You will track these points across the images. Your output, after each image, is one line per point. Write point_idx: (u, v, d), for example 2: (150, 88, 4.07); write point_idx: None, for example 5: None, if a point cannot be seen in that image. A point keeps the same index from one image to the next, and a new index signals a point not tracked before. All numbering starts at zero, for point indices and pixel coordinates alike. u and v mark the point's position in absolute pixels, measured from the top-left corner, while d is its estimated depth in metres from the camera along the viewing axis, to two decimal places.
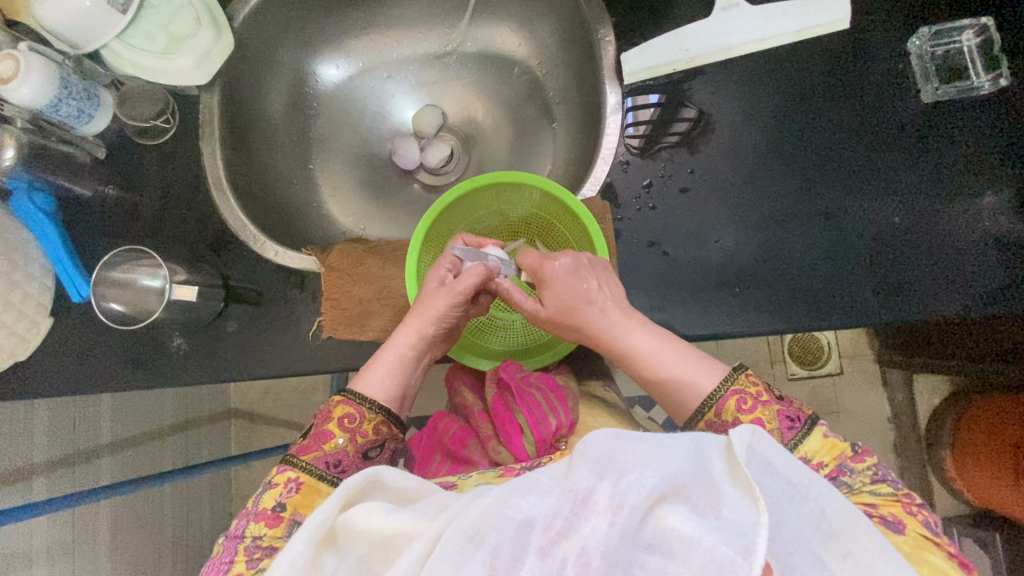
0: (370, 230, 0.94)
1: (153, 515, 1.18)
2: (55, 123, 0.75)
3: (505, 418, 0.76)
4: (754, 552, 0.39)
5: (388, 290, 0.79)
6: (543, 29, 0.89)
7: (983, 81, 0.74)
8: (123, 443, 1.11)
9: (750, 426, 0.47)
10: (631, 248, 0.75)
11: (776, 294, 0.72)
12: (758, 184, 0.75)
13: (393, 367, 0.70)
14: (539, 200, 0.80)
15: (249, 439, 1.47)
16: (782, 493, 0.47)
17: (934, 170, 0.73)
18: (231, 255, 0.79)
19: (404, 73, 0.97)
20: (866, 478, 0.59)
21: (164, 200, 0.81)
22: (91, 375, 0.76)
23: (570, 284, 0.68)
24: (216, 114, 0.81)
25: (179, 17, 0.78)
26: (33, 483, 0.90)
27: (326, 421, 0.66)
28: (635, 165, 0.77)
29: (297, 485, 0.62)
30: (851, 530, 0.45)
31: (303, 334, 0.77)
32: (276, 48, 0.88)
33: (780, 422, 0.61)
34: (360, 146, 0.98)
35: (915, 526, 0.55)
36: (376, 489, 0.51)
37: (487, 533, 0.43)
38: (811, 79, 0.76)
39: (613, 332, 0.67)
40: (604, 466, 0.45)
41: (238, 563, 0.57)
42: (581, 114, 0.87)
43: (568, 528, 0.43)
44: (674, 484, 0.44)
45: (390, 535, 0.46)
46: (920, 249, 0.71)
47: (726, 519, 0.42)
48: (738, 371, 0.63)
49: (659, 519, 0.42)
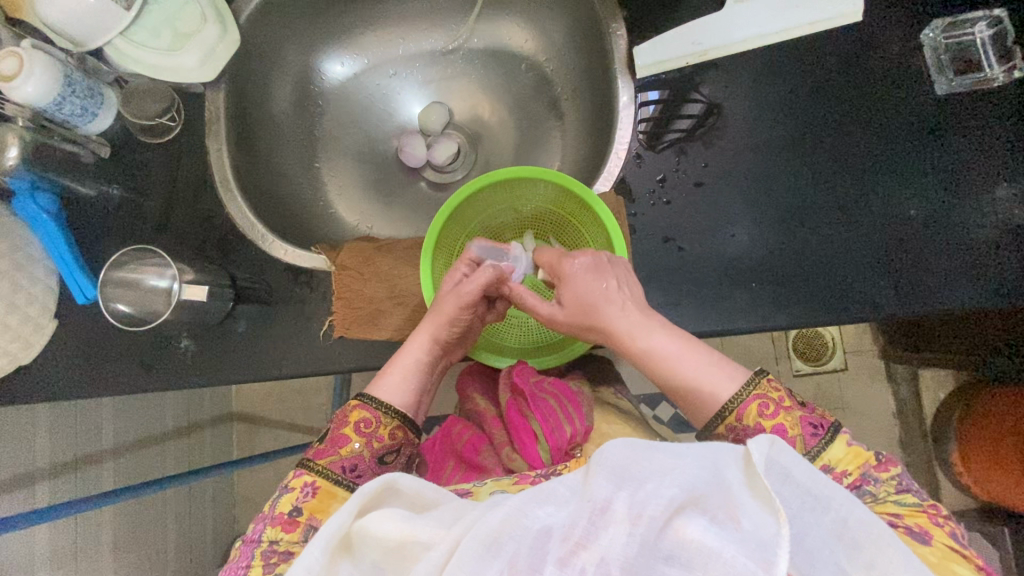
0: (377, 229, 0.93)
1: (156, 519, 1.17)
2: (58, 122, 0.74)
3: (519, 425, 0.75)
4: (775, 566, 0.38)
5: (399, 289, 0.78)
6: (551, 24, 0.88)
7: (998, 72, 0.73)
8: (125, 449, 1.10)
9: (767, 436, 0.46)
10: (645, 245, 0.75)
11: (790, 289, 0.72)
12: (772, 177, 0.74)
13: (409, 369, 0.69)
14: (553, 194, 0.80)
15: (251, 442, 1.46)
16: (803, 504, 0.46)
17: (946, 162, 0.72)
18: (239, 255, 0.78)
19: (410, 69, 0.97)
20: (890, 487, 0.58)
21: (169, 199, 0.80)
22: (97, 378, 0.75)
23: (591, 282, 0.68)
24: (223, 112, 0.80)
25: (184, 14, 0.76)
26: (34, 490, 0.89)
27: (342, 426, 0.65)
28: (648, 159, 0.76)
29: (314, 489, 0.62)
30: (874, 542, 0.44)
31: (314, 333, 0.76)
32: (281, 44, 0.87)
33: (803, 429, 0.61)
34: (366, 143, 0.97)
35: (941, 537, 0.54)
36: (392, 495, 0.49)
37: (504, 543, 0.42)
38: (824, 72, 0.76)
39: (633, 335, 0.66)
40: (622, 475, 0.44)
41: (256, 567, 0.56)
42: (590, 109, 0.87)
43: (586, 538, 0.42)
44: (693, 495, 0.43)
45: (405, 542, 0.45)
46: (936, 242, 0.71)
47: (745, 531, 0.41)
48: (760, 376, 0.63)
49: (678, 530, 0.40)
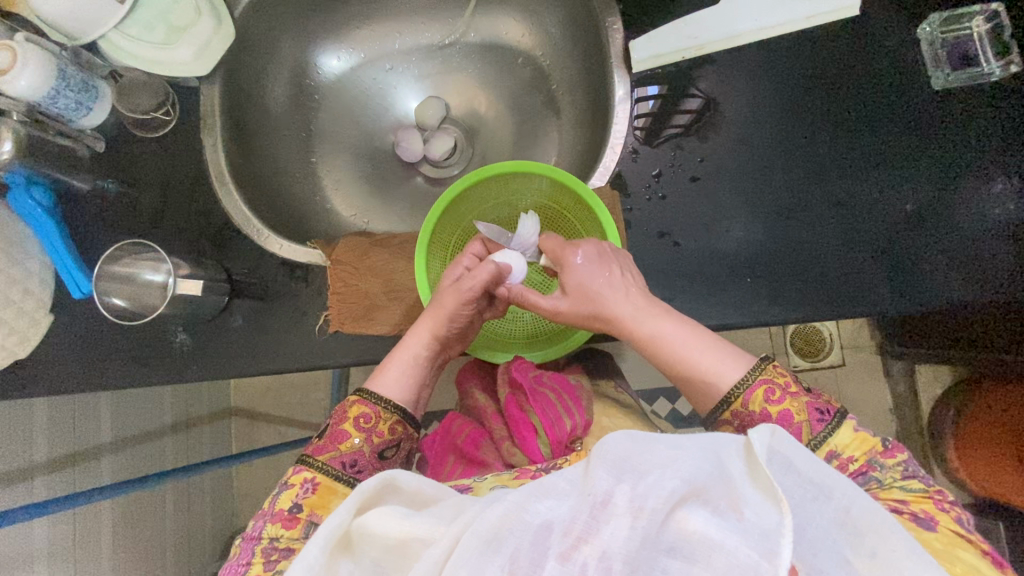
0: (373, 224, 0.93)
1: (155, 514, 1.17)
2: (52, 116, 0.74)
3: (518, 419, 0.75)
4: (779, 556, 0.38)
5: (394, 284, 0.78)
6: (547, 18, 0.88)
7: (994, 67, 0.73)
8: (123, 443, 1.10)
9: (768, 426, 0.46)
10: (641, 239, 0.75)
11: (785, 284, 0.72)
12: (766, 172, 0.74)
13: (408, 364, 0.69)
14: (549, 189, 0.79)
15: (249, 437, 1.45)
16: (805, 493, 0.46)
17: (939, 156, 0.72)
18: (235, 249, 0.78)
19: (407, 64, 0.96)
20: (897, 473, 0.58)
21: (165, 194, 0.79)
22: (93, 373, 0.75)
23: (595, 272, 0.67)
24: (218, 106, 0.80)
25: (176, 6, 0.75)
26: (32, 484, 0.89)
27: (342, 421, 0.65)
28: (643, 154, 0.76)
29: (314, 486, 0.62)
30: (877, 531, 0.44)
31: (310, 328, 0.76)
32: (276, 38, 0.87)
33: (810, 414, 0.60)
34: (362, 138, 0.96)
35: (947, 522, 0.54)
36: (391, 492, 0.49)
37: (505, 538, 0.42)
38: (820, 66, 0.75)
39: (639, 320, 0.66)
40: (622, 468, 0.44)
41: (255, 565, 0.56)
42: (586, 104, 0.86)
43: (587, 532, 0.42)
44: (694, 487, 0.43)
45: (404, 539, 0.45)
46: (931, 237, 0.71)
47: (748, 521, 0.41)
48: (766, 362, 0.63)
49: (681, 522, 0.41)
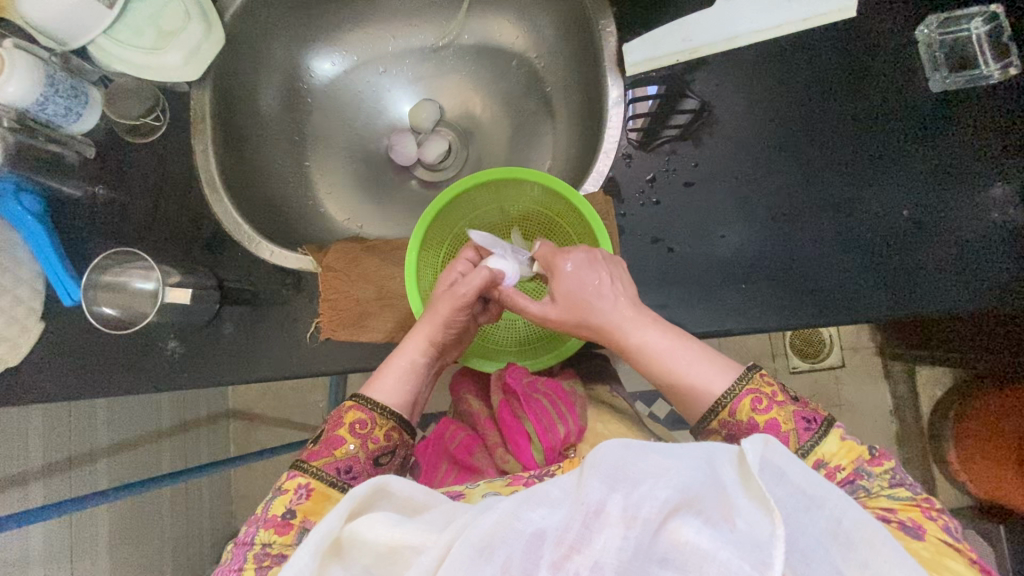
0: (366, 229, 0.92)
1: (152, 518, 1.17)
2: (43, 121, 0.72)
3: (513, 427, 0.75)
4: (771, 567, 0.38)
5: (387, 290, 0.77)
6: (542, 20, 0.87)
7: (993, 69, 0.72)
8: (120, 448, 1.09)
9: (762, 435, 0.45)
10: (634, 244, 0.74)
11: (781, 290, 0.71)
12: (762, 177, 0.73)
13: (404, 370, 0.68)
14: (542, 196, 0.79)
15: (247, 439, 1.45)
16: (796, 503, 0.45)
17: (938, 162, 0.71)
18: (227, 256, 0.78)
19: (401, 67, 0.95)
20: (884, 482, 0.58)
21: (156, 200, 0.79)
22: (85, 381, 0.75)
23: (585, 275, 0.66)
24: (208, 111, 0.80)
25: (165, 12, 0.76)
26: (28, 489, 0.89)
27: (337, 427, 0.65)
28: (638, 159, 0.75)
29: (308, 491, 0.61)
30: (870, 542, 0.43)
31: (301, 334, 0.75)
32: (268, 41, 0.86)
33: (797, 423, 0.60)
34: (356, 142, 0.96)
35: (934, 531, 0.54)
36: (383, 498, 0.49)
37: (497, 547, 0.41)
38: (818, 70, 0.74)
39: (626, 329, 0.65)
40: (616, 477, 0.43)
41: (248, 570, 0.56)
42: (581, 107, 0.86)
43: (580, 542, 0.41)
44: (687, 496, 0.42)
45: (397, 547, 0.44)
46: (928, 244, 0.70)
47: (740, 532, 0.40)
48: (753, 371, 0.62)
49: (673, 532, 0.40)
